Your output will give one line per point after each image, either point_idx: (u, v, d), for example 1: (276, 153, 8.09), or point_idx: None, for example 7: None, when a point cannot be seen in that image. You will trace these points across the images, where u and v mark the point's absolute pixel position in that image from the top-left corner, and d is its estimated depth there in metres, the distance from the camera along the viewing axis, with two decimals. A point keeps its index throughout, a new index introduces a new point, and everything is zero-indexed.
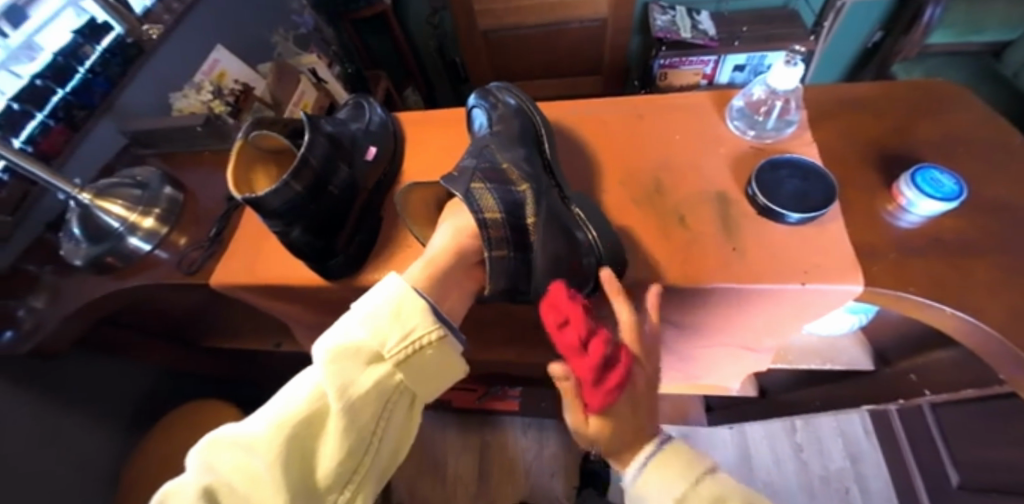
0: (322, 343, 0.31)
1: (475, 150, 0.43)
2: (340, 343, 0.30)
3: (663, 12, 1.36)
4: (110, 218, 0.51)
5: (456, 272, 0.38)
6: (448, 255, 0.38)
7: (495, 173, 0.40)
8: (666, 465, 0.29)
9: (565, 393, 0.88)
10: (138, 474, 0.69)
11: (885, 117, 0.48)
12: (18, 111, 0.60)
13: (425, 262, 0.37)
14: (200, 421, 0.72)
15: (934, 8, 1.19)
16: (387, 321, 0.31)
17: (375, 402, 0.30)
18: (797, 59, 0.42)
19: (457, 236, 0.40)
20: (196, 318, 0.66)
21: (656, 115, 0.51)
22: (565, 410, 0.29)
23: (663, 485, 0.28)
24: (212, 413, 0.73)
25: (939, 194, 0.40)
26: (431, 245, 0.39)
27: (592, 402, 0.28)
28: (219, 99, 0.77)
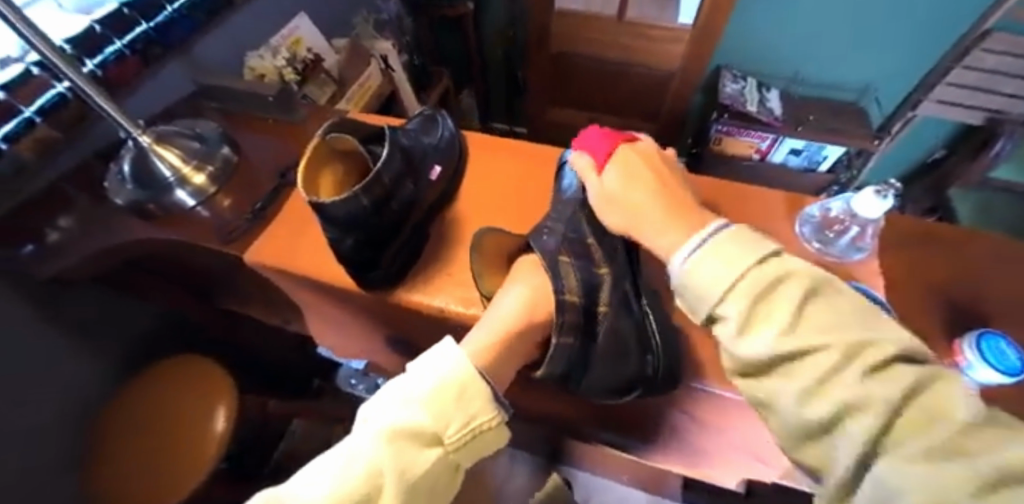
0: (381, 417, 0.30)
1: (562, 215, 0.42)
2: (401, 422, 0.29)
3: (734, 81, 1.36)
4: (165, 167, 0.51)
5: (521, 346, 0.37)
6: (514, 330, 0.37)
7: (579, 246, 0.40)
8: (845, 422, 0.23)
9: (550, 435, 0.86)
10: (122, 409, 0.69)
11: (957, 262, 0.47)
12: (99, 34, 0.60)
13: (494, 329, 0.36)
14: (188, 382, 0.71)
15: (1005, 142, 1.21)
16: (450, 402, 0.31)
17: (428, 487, 0.29)
18: (890, 191, 0.41)
19: (527, 311, 0.38)
20: (214, 279, 0.65)
21: (729, 203, 0.50)
22: (591, 176, 0.39)
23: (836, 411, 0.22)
24: (202, 378, 0.72)
25: (1000, 365, 0.39)
26: (500, 307, 0.38)
27: (599, 153, 0.39)
28: (291, 66, 0.80)
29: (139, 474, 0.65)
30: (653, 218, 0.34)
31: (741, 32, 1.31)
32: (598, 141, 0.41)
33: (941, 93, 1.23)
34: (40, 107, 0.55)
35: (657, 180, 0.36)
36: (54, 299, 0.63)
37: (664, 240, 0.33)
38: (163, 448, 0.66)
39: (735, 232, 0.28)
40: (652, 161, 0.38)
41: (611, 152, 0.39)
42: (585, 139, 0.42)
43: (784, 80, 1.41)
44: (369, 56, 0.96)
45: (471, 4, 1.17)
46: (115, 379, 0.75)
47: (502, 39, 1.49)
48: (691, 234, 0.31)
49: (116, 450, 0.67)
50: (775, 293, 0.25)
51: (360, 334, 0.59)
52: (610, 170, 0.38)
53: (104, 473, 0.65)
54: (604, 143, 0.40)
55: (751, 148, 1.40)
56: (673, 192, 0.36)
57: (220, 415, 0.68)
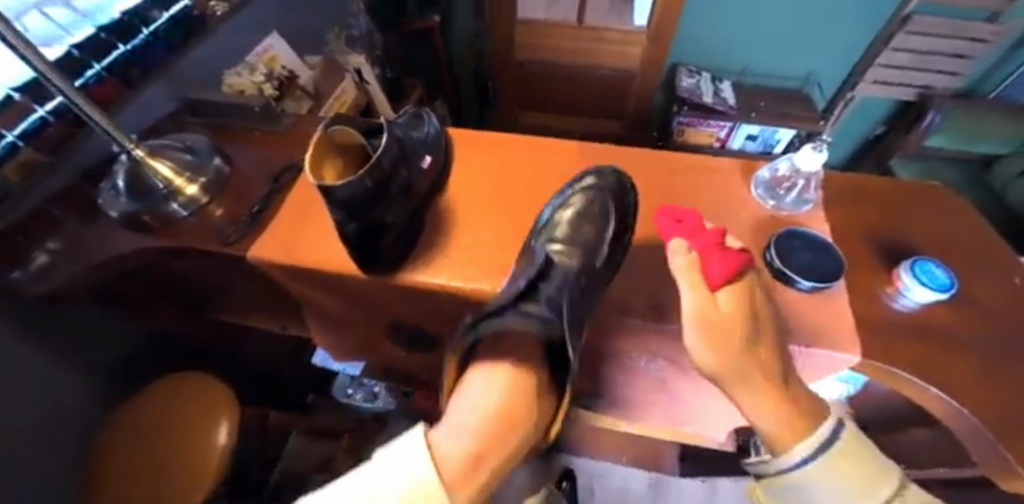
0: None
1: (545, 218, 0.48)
2: None
3: (690, 75, 1.45)
4: (157, 180, 0.53)
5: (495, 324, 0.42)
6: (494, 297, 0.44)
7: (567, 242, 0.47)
8: (838, 461, 0.34)
9: None
10: (118, 432, 0.69)
11: (888, 206, 0.54)
12: (77, 57, 0.61)
13: (471, 297, 0.41)
14: (189, 396, 0.72)
15: (934, 115, 1.34)
16: None
17: None
18: (823, 146, 0.48)
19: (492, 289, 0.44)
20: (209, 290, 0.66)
21: (687, 172, 0.55)
22: (695, 284, 0.39)
23: (834, 477, 0.34)
24: (201, 392, 0.72)
25: (932, 285, 0.45)
26: (476, 284, 0.44)
27: (714, 269, 0.39)
28: (269, 83, 0.83)
29: (146, 488, 0.64)
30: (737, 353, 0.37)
31: (692, 31, 1.40)
32: (725, 260, 0.39)
33: (875, 74, 1.36)
34: (23, 131, 0.57)
35: (734, 321, 0.37)
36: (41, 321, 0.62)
37: (760, 417, 0.36)
38: (171, 463, 0.67)
39: (842, 446, 0.35)
40: (759, 303, 0.39)
41: (729, 276, 0.39)
42: (680, 225, 0.42)
43: (735, 73, 1.51)
44: (344, 70, 1.00)
45: (437, 17, 1.23)
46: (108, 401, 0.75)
47: (471, 49, 1.55)
48: (796, 444, 0.35)
49: (115, 473, 0.66)
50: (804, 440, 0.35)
51: (359, 329, 0.61)
52: (725, 297, 0.38)
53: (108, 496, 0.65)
54: (727, 265, 0.39)
55: (711, 137, 1.49)
56: (762, 361, 0.37)
57: (223, 425, 0.69)
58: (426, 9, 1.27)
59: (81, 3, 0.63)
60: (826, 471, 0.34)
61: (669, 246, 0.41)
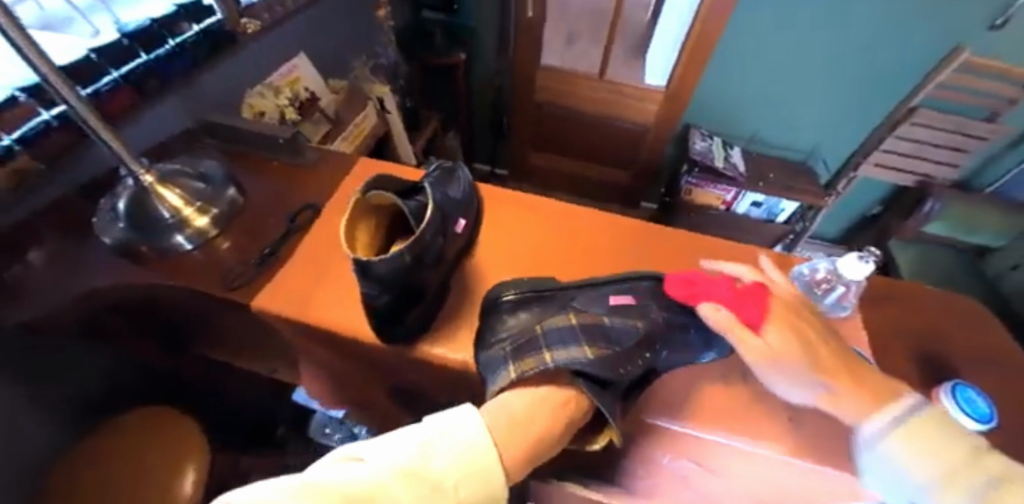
0: (388, 458, 0.28)
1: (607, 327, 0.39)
2: (412, 463, 0.28)
3: (703, 139, 1.48)
4: (163, 208, 0.50)
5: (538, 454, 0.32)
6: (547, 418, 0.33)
7: (636, 359, 0.38)
8: (928, 429, 0.35)
9: None
10: (68, 479, 0.60)
11: (919, 316, 0.53)
12: (95, 63, 0.56)
13: (508, 421, 0.32)
14: (157, 443, 0.64)
15: (933, 203, 1.39)
16: (466, 457, 0.29)
17: None
18: (871, 256, 0.46)
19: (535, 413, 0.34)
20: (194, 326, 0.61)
21: (721, 256, 0.53)
22: (750, 340, 0.39)
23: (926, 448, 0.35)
24: (172, 440, 0.65)
25: (973, 414, 0.44)
26: (510, 405, 0.34)
27: (752, 315, 0.40)
28: (291, 106, 0.83)
29: None
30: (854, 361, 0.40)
31: (708, 95, 1.43)
32: (752, 307, 0.40)
33: (878, 158, 1.40)
34: (23, 135, 0.51)
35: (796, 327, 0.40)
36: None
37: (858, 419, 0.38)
38: None
39: (923, 418, 0.36)
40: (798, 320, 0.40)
41: (762, 315, 0.40)
42: (693, 286, 0.41)
43: (745, 139, 1.54)
44: (366, 98, 0.99)
45: (463, 55, 1.28)
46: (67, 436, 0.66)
47: (490, 86, 1.56)
48: (874, 415, 0.37)
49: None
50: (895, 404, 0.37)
51: (358, 385, 0.57)
52: (773, 333, 0.39)
53: None
54: (755, 308, 0.40)
55: (718, 199, 1.50)
56: (833, 365, 0.39)
57: (187, 480, 0.62)
58: (453, 46, 1.33)
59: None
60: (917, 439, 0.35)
61: (704, 312, 0.39)
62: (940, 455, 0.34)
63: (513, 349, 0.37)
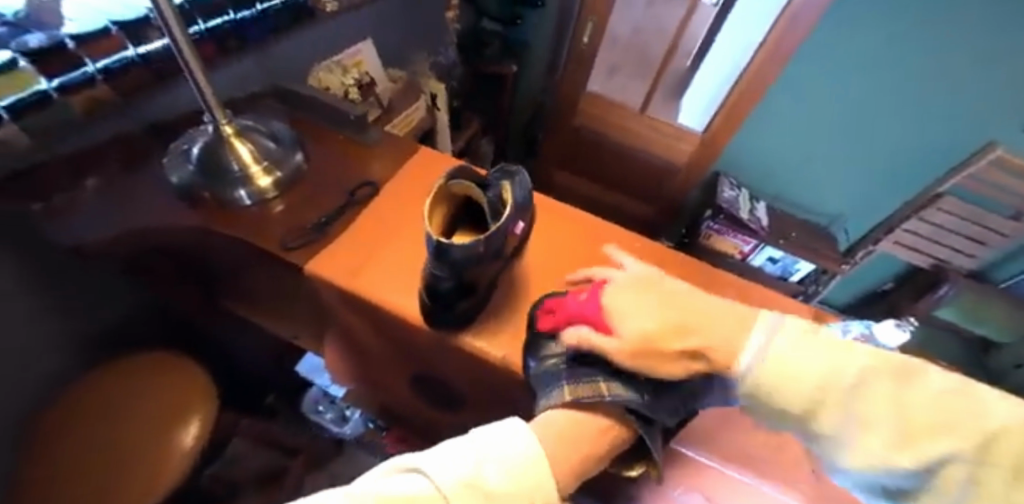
0: (441, 471, 0.26)
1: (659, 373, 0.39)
2: (468, 477, 0.26)
3: (731, 188, 1.50)
4: (233, 160, 0.51)
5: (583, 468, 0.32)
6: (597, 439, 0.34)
7: (680, 399, 0.39)
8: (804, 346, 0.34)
9: None
10: (72, 409, 0.59)
11: (939, 394, 0.54)
12: (185, 11, 0.59)
13: (555, 438, 0.32)
14: (159, 394, 0.62)
15: (947, 288, 1.41)
16: (518, 478, 0.28)
17: None
18: (908, 325, 0.50)
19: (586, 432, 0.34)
20: (226, 276, 0.61)
21: (756, 302, 0.55)
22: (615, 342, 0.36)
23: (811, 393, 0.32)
24: (173, 391, 0.62)
25: None
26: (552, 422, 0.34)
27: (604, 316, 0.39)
28: (354, 88, 0.84)
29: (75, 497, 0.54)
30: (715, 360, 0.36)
31: (742, 147, 1.46)
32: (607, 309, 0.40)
33: (898, 236, 1.42)
34: (106, 66, 0.53)
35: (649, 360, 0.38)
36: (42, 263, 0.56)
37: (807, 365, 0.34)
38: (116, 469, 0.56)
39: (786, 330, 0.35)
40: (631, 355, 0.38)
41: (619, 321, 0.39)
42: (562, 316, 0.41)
43: (771, 196, 1.57)
44: (420, 92, 1.02)
45: (515, 68, 1.32)
46: (76, 365, 0.66)
47: (532, 101, 1.60)
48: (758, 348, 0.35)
49: (49, 459, 0.56)
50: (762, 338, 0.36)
51: (381, 365, 0.57)
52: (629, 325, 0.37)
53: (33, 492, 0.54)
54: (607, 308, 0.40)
55: (735, 248, 1.52)
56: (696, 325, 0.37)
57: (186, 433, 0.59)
58: (505, 56, 1.35)
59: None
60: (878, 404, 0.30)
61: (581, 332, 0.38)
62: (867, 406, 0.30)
63: (567, 368, 0.38)
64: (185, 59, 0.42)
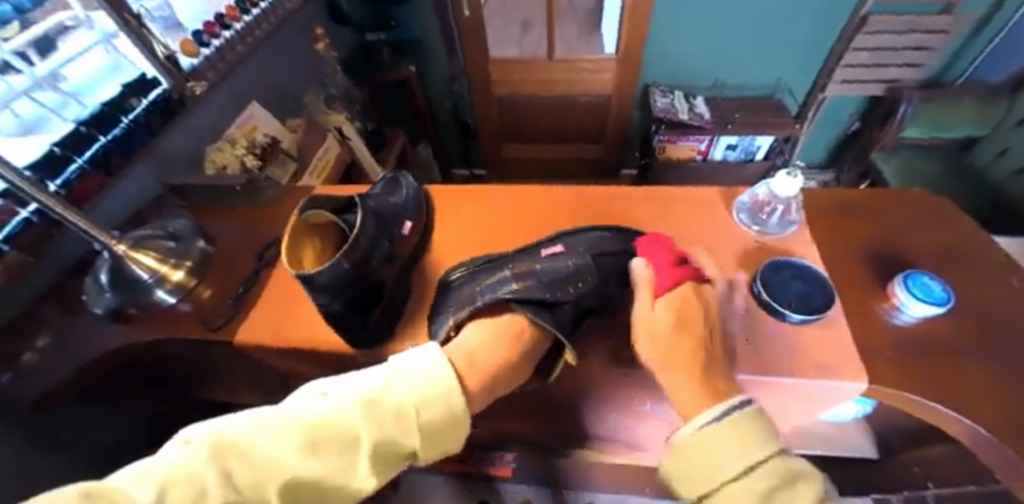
0: (349, 392, 0.32)
1: (547, 275, 0.44)
2: (374, 393, 0.32)
3: (663, 95, 1.48)
4: (141, 270, 0.52)
5: (498, 377, 0.39)
6: (507, 349, 0.41)
7: (566, 286, 0.43)
8: (736, 425, 0.33)
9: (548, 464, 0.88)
10: None
11: (867, 220, 0.55)
12: (59, 155, 0.61)
13: (462, 354, 0.38)
14: None
15: (906, 106, 1.36)
16: (424, 384, 0.34)
17: (391, 453, 0.31)
18: (797, 170, 0.48)
19: (492, 347, 0.40)
20: (195, 374, 0.66)
21: (664, 205, 0.56)
22: (642, 293, 0.44)
23: (729, 445, 0.32)
24: None
25: (929, 299, 0.46)
26: (464, 341, 0.40)
27: (661, 280, 0.43)
28: (251, 152, 0.86)
29: None
30: (671, 379, 0.39)
31: (658, 52, 1.44)
32: (667, 272, 0.44)
33: (844, 73, 1.39)
34: (7, 234, 0.56)
35: (683, 332, 0.40)
36: None
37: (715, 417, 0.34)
38: None
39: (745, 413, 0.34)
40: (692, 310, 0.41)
41: (671, 284, 0.43)
42: (652, 246, 0.46)
43: (708, 87, 1.54)
44: (325, 131, 1.04)
45: (412, 67, 1.31)
46: None
47: (447, 91, 1.57)
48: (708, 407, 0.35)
49: None
50: (714, 406, 0.35)
51: None
52: (661, 303, 0.42)
53: None
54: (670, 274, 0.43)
55: (692, 151, 1.51)
56: (685, 355, 0.39)
57: None
58: (401, 60, 1.35)
59: (47, 99, 0.64)
60: (739, 423, 0.33)
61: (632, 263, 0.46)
62: (731, 423, 0.33)
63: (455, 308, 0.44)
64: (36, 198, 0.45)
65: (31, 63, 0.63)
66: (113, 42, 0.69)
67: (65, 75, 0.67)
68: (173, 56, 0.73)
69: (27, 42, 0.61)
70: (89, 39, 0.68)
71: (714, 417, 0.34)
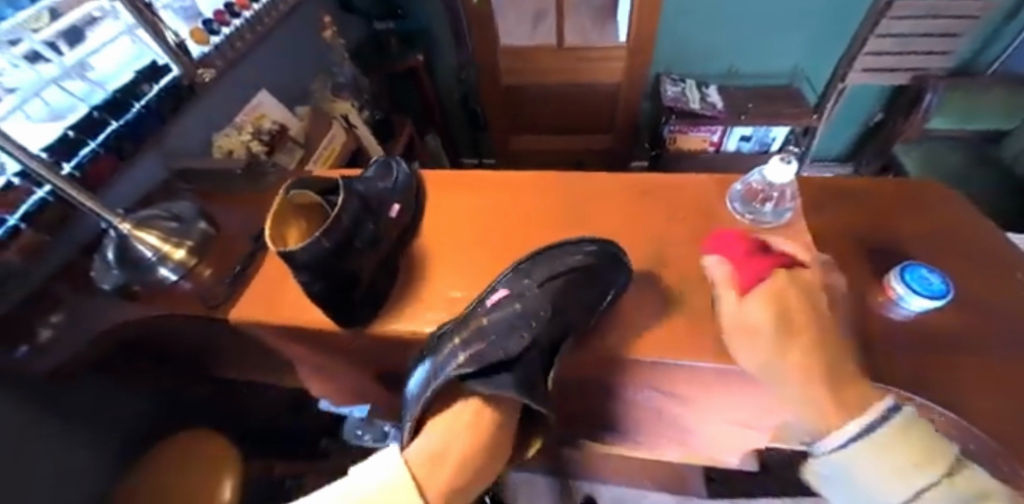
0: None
1: (495, 328, 0.43)
2: None
3: (675, 84, 1.45)
4: (145, 248, 0.53)
5: (469, 466, 0.43)
6: (471, 438, 0.44)
7: (519, 331, 0.43)
8: (893, 436, 0.35)
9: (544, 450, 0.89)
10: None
11: (867, 209, 0.53)
12: (73, 139, 0.64)
13: (427, 456, 0.42)
14: (190, 451, 0.69)
15: (932, 96, 1.31)
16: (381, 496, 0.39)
17: None
18: (792, 156, 0.46)
19: (456, 440, 0.43)
20: (201, 351, 0.69)
21: (656, 193, 0.56)
22: (726, 292, 0.43)
23: (882, 458, 0.36)
24: (202, 441, 0.70)
25: (928, 292, 0.45)
26: (429, 441, 0.44)
27: (745, 276, 0.42)
28: (258, 139, 0.88)
29: None
30: (793, 394, 0.38)
31: (668, 41, 1.41)
32: (754, 264, 0.43)
33: (865, 62, 1.33)
34: (24, 213, 0.59)
35: (783, 325, 0.39)
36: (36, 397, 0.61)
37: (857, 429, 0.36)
38: None
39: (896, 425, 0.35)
40: (795, 299, 0.40)
41: (753, 281, 0.42)
42: (725, 242, 0.46)
43: (722, 75, 1.50)
44: (331, 118, 1.05)
45: (419, 56, 1.32)
46: (111, 473, 0.73)
47: (455, 81, 1.58)
48: (850, 424, 0.36)
49: None
50: (857, 420, 0.36)
51: (354, 378, 0.62)
52: (751, 304, 0.40)
53: None
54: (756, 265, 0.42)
55: (704, 142, 1.48)
56: (799, 364, 0.38)
57: (226, 482, 0.66)
58: (409, 50, 1.36)
59: (77, 88, 0.66)
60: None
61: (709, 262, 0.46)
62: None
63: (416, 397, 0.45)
64: (45, 176, 0.47)
65: (59, 53, 0.65)
66: (137, 33, 0.72)
67: (91, 65, 0.68)
68: (183, 43, 0.75)
69: (57, 31, 0.64)
70: (115, 29, 0.71)
71: (865, 432, 0.36)
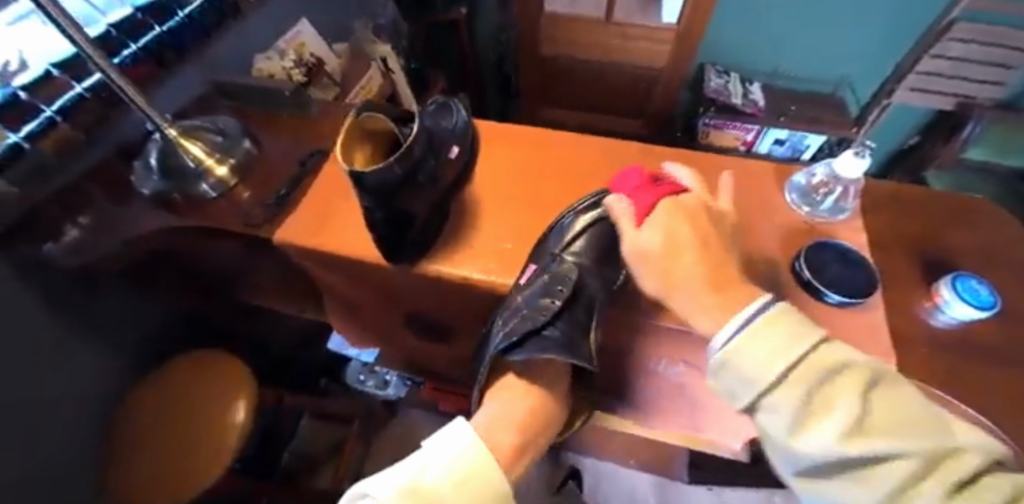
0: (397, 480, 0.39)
1: (533, 295, 0.43)
2: (416, 481, 0.38)
3: (719, 76, 1.42)
4: (188, 159, 0.54)
5: (531, 431, 0.46)
6: (530, 401, 0.47)
7: (556, 292, 0.43)
8: (771, 326, 0.33)
9: None
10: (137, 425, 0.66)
11: (921, 216, 0.53)
12: (115, 37, 0.62)
13: (491, 425, 0.45)
14: (205, 373, 0.69)
15: (973, 126, 1.28)
16: (457, 472, 0.39)
17: None
18: (866, 152, 0.46)
19: (516, 409, 0.46)
20: (226, 272, 0.68)
21: (714, 173, 0.54)
22: (624, 224, 0.40)
23: (759, 362, 0.32)
24: (217, 365, 0.70)
25: (974, 302, 0.44)
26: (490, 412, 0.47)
27: (640, 205, 0.40)
28: (297, 69, 0.84)
29: (148, 468, 0.63)
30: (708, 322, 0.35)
31: (719, 31, 1.36)
32: (649, 194, 0.40)
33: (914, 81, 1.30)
34: (60, 107, 0.56)
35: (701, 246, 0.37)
36: (58, 295, 0.61)
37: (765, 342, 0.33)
38: (178, 446, 0.64)
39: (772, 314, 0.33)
40: (701, 222, 0.38)
41: (648, 210, 0.40)
42: (623, 180, 0.43)
43: (766, 74, 1.47)
44: (369, 59, 1.02)
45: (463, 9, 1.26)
46: (121, 383, 0.73)
47: (493, 42, 1.54)
48: (724, 324, 0.34)
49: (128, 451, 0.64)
50: (738, 318, 0.34)
51: (381, 318, 0.62)
52: (648, 230, 0.38)
53: (125, 477, 0.63)
54: (647, 195, 0.40)
55: (737, 140, 1.46)
56: (709, 266, 0.37)
57: (241, 404, 0.66)
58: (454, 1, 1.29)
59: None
60: (761, 339, 0.33)
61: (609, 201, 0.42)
62: (818, 401, 0.31)
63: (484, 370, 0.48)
64: (98, 63, 0.44)
65: None
66: None
67: None
68: None
69: None
70: None
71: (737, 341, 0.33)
